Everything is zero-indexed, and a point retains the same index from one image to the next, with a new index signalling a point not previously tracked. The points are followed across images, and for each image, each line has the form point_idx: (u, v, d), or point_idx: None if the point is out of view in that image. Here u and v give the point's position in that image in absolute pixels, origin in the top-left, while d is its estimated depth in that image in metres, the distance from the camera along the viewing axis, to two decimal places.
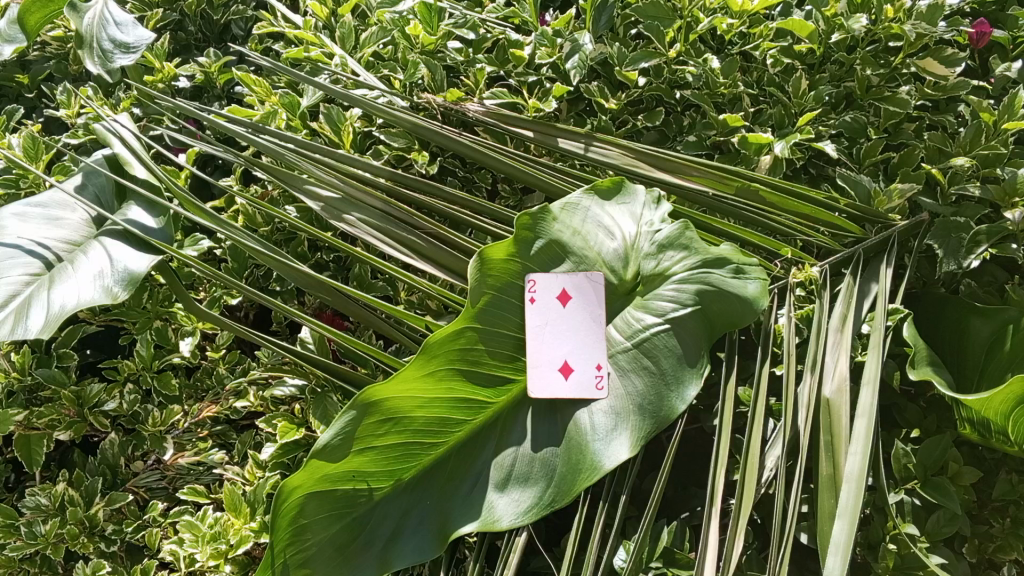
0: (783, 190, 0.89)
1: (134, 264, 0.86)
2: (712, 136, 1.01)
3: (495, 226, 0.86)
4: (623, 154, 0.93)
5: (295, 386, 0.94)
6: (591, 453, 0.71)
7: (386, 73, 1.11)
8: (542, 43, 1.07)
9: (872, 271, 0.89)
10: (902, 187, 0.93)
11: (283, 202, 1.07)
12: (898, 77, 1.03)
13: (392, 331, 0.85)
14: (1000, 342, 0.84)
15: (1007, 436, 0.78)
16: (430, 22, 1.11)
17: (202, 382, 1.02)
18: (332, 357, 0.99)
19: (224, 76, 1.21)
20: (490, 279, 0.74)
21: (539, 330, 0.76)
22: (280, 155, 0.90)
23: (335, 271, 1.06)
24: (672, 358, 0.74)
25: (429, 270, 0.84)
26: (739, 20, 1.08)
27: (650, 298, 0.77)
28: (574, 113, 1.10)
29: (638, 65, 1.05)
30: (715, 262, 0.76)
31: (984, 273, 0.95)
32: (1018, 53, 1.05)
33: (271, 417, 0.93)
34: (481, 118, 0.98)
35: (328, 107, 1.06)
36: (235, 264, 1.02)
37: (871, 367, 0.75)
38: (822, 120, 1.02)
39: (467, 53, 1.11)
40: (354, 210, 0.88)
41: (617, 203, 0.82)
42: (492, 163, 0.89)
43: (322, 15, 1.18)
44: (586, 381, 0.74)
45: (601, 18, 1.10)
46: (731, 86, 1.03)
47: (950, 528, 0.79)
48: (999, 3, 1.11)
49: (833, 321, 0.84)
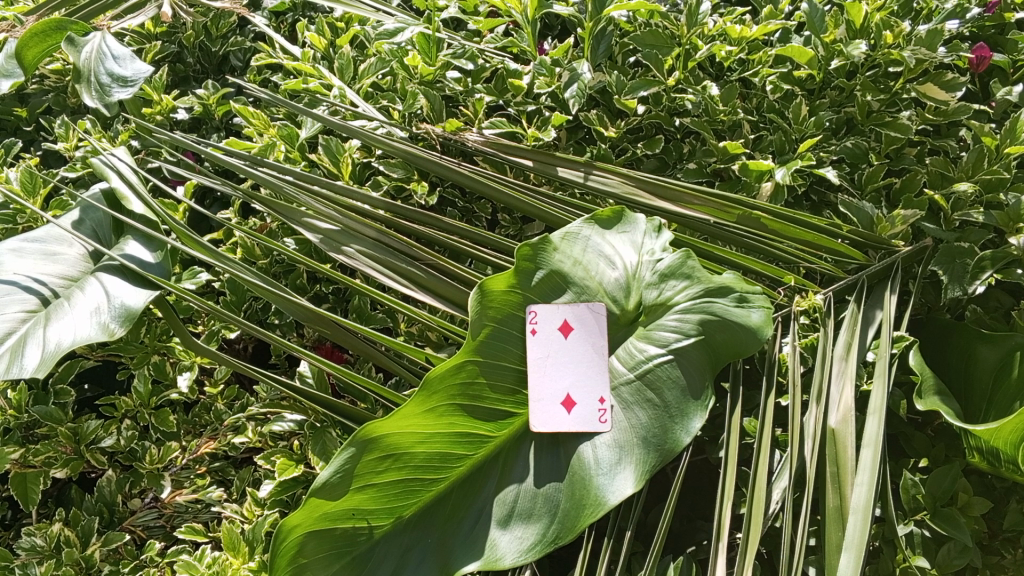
0: (784, 217, 0.89)
1: (131, 299, 0.85)
2: (712, 163, 1.00)
3: (496, 257, 0.85)
4: (624, 183, 0.92)
5: (294, 422, 0.91)
6: (596, 488, 0.71)
7: (386, 104, 1.09)
8: (540, 71, 1.05)
9: (876, 298, 0.90)
10: (905, 213, 0.92)
11: (281, 234, 1.05)
12: (898, 102, 1.03)
13: (392, 364, 0.83)
14: (1007, 369, 0.83)
15: (1016, 466, 0.77)
16: (428, 52, 1.07)
17: (200, 418, 1.01)
18: (332, 392, 0.98)
19: (222, 108, 1.19)
20: (491, 310, 0.74)
21: (541, 362, 0.76)
22: (279, 188, 0.89)
23: (334, 303, 1.03)
24: (676, 390, 0.74)
25: (429, 301, 0.83)
26: (738, 46, 1.07)
27: (653, 329, 0.77)
28: (574, 141, 1.07)
29: (637, 93, 1.02)
30: (718, 290, 0.76)
31: (989, 298, 0.95)
32: (1018, 76, 1.06)
33: (269, 454, 0.90)
34: (480, 148, 0.97)
35: (326, 138, 1.04)
36: (233, 298, 1.01)
37: (877, 396, 0.76)
38: (823, 146, 1.02)
39: (465, 83, 1.08)
40: (353, 241, 0.87)
41: (618, 232, 0.82)
42: (494, 194, 0.89)
43: (321, 46, 1.15)
44: (589, 415, 0.74)
45: (599, 46, 1.07)
46: (730, 113, 1.02)
47: (961, 560, 0.77)
48: (998, 27, 1.12)
49: (837, 349, 0.84)
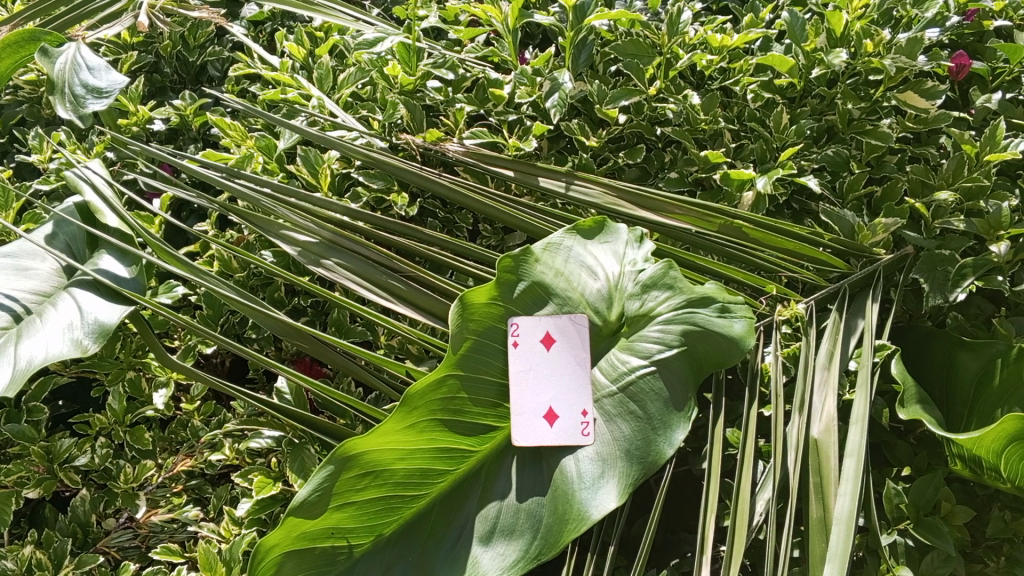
0: (765, 226, 0.89)
1: (105, 315, 0.84)
2: (693, 172, 0.99)
3: (478, 269, 0.85)
4: (605, 193, 0.92)
5: (271, 438, 0.90)
6: (578, 502, 0.70)
7: (365, 114, 1.08)
8: (521, 81, 1.04)
9: (858, 306, 0.90)
10: (886, 222, 0.91)
11: (259, 247, 1.03)
12: (879, 110, 1.03)
13: (370, 378, 0.81)
14: (989, 377, 0.83)
15: (1000, 474, 0.77)
16: (407, 62, 1.07)
17: (177, 434, 0.99)
18: (310, 408, 0.96)
19: (199, 119, 1.18)
20: (472, 323, 0.74)
21: (523, 375, 0.76)
22: (256, 201, 0.88)
23: (313, 316, 1.01)
24: (659, 402, 0.73)
25: (409, 314, 0.82)
26: (719, 55, 1.07)
27: (635, 339, 0.77)
28: (555, 151, 1.07)
29: (618, 102, 1.02)
30: (700, 301, 0.76)
31: (970, 306, 0.95)
32: (997, 84, 1.07)
33: (246, 472, 0.89)
34: (460, 159, 0.96)
35: (305, 149, 1.03)
36: (210, 312, 0.99)
37: (860, 405, 0.76)
38: (805, 154, 1.02)
39: (446, 93, 1.08)
40: (332, 254, 0.86)
41: (600, 242, 0.82)
42: (475, 206, 0.89)
43: (299, 55, 1.14)
44: (571, 428, 0.73)
45: (580, 55, 1.06)
46: (711, 122, 1.02)
47: (944, 570, 0.77)
48: (977, 35, 1.13)
49: (819, 358, 0.84)
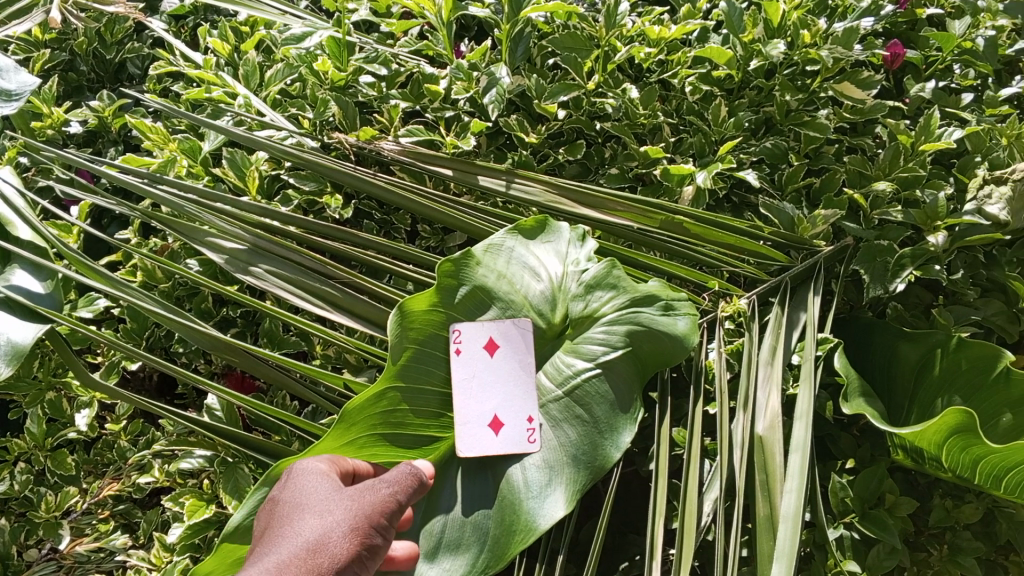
0: (707, 220, 0.87)
1: (19, 335, 0.79)
2: (634, 168, 0.98)
3: (418, 273, 0.82)
4: (546, 191, 0.90)
5: (203, 458, 0.86)
6: (526, 512, 0.69)
7: (295, 112, 1.04)
8: (457, 76, 1.01)
9: (800, 299, 0.90)
10: (825, 213, 0.92)
11: (185, 255, 0.98)
12: (816, 100, 1.04)
13: (306, 392, 0.79)
14: (928, 367, 0.84)
15: (941, 464, 0.77)
16: (339, 57, 1.06)
17: (103, 457, 0.95)
18: (242, 426, 0.92)
19: (118, 120, 1.12)
20: (411, 332, 0.71)
21: (466, 383, 0.74)
22: (179, 207, 0.84)
23: (244, 327, 0.96)
24: (605, 405, 0.72)
25: (346, 322, 0.80)
26: (657, 48, 1.06)
27: (580, 341, 0.76)
28: (495, 148, 1.04)
29: (557, 98, 1.00)
30: (644, 300, 0.75)
31: (909, 296, 0.96)
32: (930, 72, 1.08)
33: (177, 495, 0.85)
34: (396, 158, 0.93)
35: (231, 150, 0.99)
36: (133, 325, 0.95)
37: (803, 402, 0.76)
38: (743, 147, 1.01)
39: (379, 88, 1.04)
40: (263, 261, 0.83)
41: (543, 242, 0.80)
42: (412, 206, 0.86)
43: (224, 51, 1.09)
44: (517, 436, 0.71)
45: (517, 48, 1.04)
46: (651, 116, 1.01)
47: (890, 561, 0.78)
48: (910, 23, 1.14)
49: (762, 354, 0.84)
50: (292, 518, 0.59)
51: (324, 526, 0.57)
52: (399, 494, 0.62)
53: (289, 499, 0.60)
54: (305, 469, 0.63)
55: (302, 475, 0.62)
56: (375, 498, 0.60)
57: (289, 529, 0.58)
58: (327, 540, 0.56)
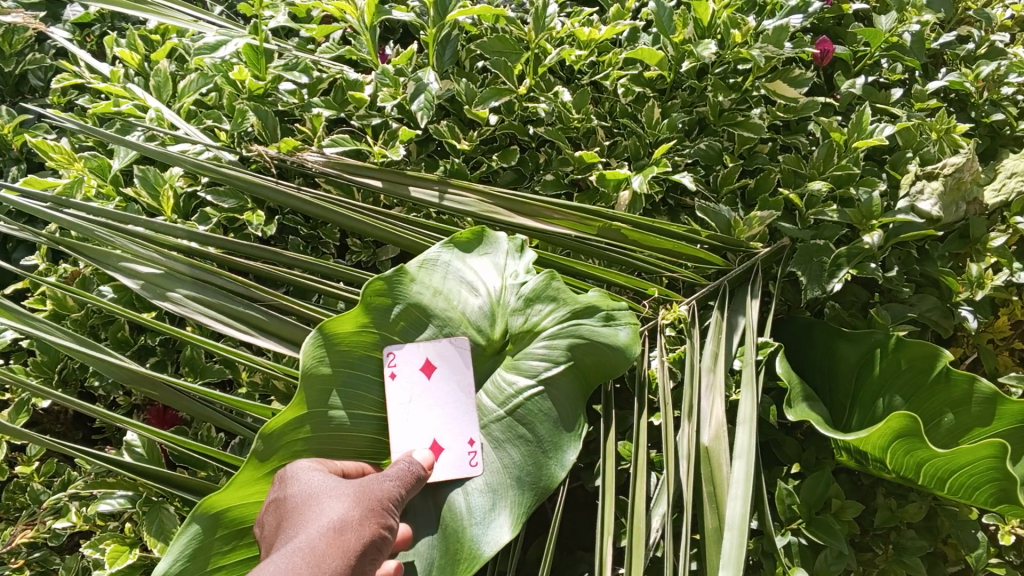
0: (643, 226, 0.85)
1: None
2: (570, 173, 0.97)
3: (348, 292, 0.78)
4: (481, 200, 0.87)
5: (123, 499, 0.82)
6: (470, 540, 0.66)
7: (210, 124, 0.99)
8: (383, 82, 0.98)
9: (739, 302, 0.89)
10: (760, 215, 0.92)
11: (98, 281, 0.93)
12: (748, 99, 1.03)
13: (231, 423, 0.74)
14: (868, 366, 0.84)
15: (884, 464, 0.77)
16: (257, 64, 1.00)
17: (15, 500, 0.90)
18: (165, 464, 0.88)
19: (21, 138, 1.06)
20: (342, 355, 0.68)
21: (402, 406, 0.71)
22: (88, 231, 0.78)
23: (163, 355, 0.91)
24: (549, 423, 0.70)
25: (270, 347, 0.76)
26: (588, 49, 1.04)
27: (521, 357, 0.73)
28: (425, 155, 1.01)
29: (488, 103, 0.97)
30: (584, 311, 0.73)
31: (846, 295, 0.96)
32: (859, 68, 1.09)
33: (97, 541, 0.80)
34: (321, 169, 0.88)
35: (143, 168, 0.94)
36: (46, 358, 0.90)
37: (746, 405, 0.75)
38: (677, 149, 1.00)
39: (302, 96, 0.99)
40: (181, 285, 0.78)
41: (481, 254, 0.77)
42: (338, 220, 0.82)
43: (133, 61, 1.03)
44: (458, 459, 0.69)
45: (445, 52, 1.02)
46: (584, 120, 0.99)
47: (838, 567, 0.77)
48: (837, 18, 1.13)
49: (704, 362, 0.82)
50: (307, 507, 0.58)
51: (343, 510, 0.56)
52: (402, 487, 0.63)
53: (297, 492, 0.59)
54: (304, 463, 0.62)
55: (302, 471, 0.61)
56: (383, 490, 0.60)
57: (307, 516, 0.56)
58: (350, 521, 0.55)
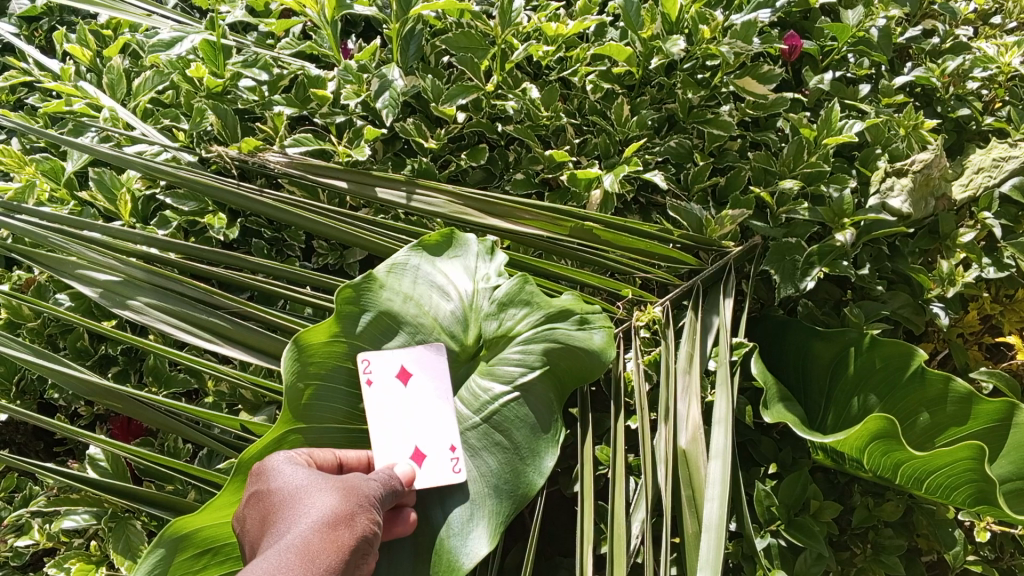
0: (617, 226, 0.84)
1: None
2: (539, 171, 0.95)
3: (316, 297, 0.76)
4: (450, 201, 0.84)
5: (87, 516, 0.78)
6: (448, 551, 0.63)
7: (168, 123, 0.96)
8: (347, 78, 0.95)
9: (713, 302, 0.88)
10: (732, 214, 0.91)
11: (52, 288, 0.89)
12: (717, 95, 1.02)
13: (197, 435, 0.71)
14: (842, 366, 0.83)
15: (860, 463, 0.77)
16: (213, 61, 0.96)
17: None
18: (132, 479, 0.84)
19: None
20: (313, 366, 0.66)
21: (377, 415, 0.69)
22: (42, 237, 0.75)
23: (125, 365, 0.87)
24: (526, 429, 0.68)
25: (236, 355, 0.73)
26: (555, 45, 1.02)
27: (495, 363, 0.71)
28: (391, 154, 0.99)
29: (456, 101, 0.94)
30: (559, 314, 0.71)
31: (819, 292, 0.96)
32: (826, 63, 1.08)
33: (59, 560, 0.77)
34: (284, 170, 0.85)
35: (98, 170, 0.90)
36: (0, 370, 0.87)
37: (722, 405, 0.74)
38: (647, 147, 0.99)
39: (261, 94, 0.96)
40: (139, 293, 0.74)
41: (448, 258, 0.75)
42: (304, 223, 0.79)
43: (84, 57, 0.99)
44: (441, 466, 0.66)
45: (408, 48, 0.99)
46: (553, 118, 0.97)
47: (817, 568, 0.77)
48: (803, 12, 1.13)
49: (680, 362, 0.81)
50: (294, 502, 0.55)
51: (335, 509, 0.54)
52: (386, 489, 0.61)
53: (281, 486, 0.56)
54: (284, 458, 0.59)
55: (283, 464, 0.58)
56: (371, 491, 0.58)
57: (296, 513, 0.54)
58: (343, 521, 0.53)
